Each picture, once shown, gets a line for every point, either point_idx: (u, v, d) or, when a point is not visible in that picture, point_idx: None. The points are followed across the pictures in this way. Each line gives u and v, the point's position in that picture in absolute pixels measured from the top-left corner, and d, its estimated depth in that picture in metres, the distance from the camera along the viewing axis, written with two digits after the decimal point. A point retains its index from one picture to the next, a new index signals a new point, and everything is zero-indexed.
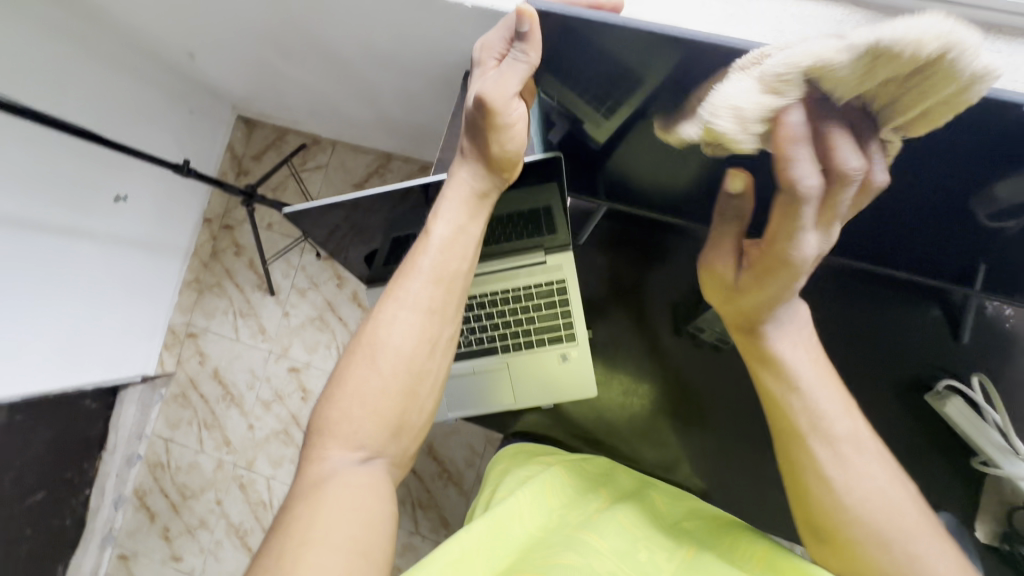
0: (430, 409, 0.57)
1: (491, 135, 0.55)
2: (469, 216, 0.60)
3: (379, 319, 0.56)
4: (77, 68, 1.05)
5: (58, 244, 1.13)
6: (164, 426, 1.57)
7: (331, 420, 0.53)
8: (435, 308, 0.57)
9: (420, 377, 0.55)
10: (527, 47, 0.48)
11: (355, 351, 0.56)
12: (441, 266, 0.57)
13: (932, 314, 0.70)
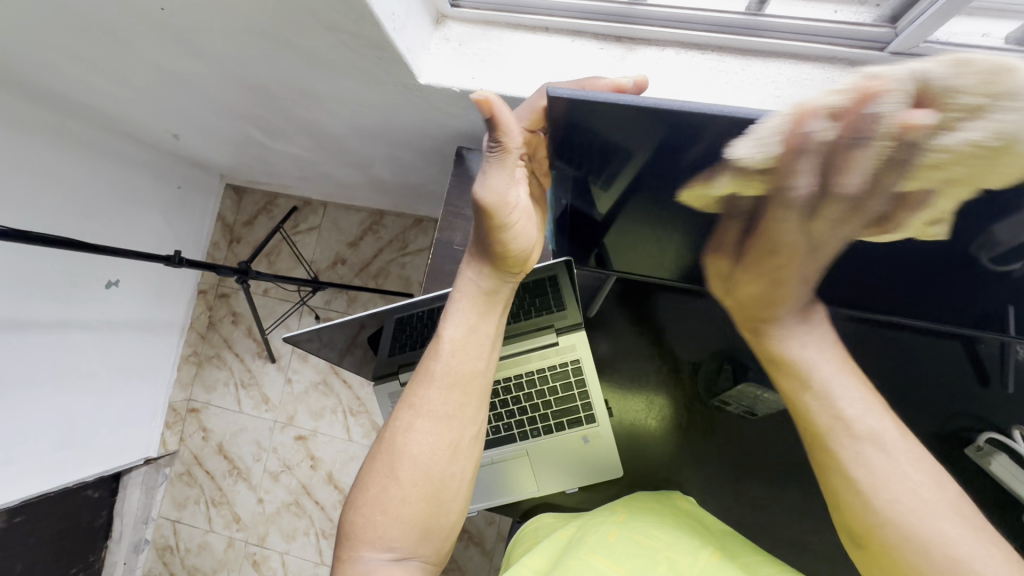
0: (459, 511, 0.53)
1: (493, 234, 0.52)
2: (482, 313, 0.56)
3: (396, 422, 0.52)
4: (62, 163, 1.03)
5: (51, 339, 1.10)
6: (171, 507, 1.53)
7: (355, 526, 0.50)
8: (453, 412, 0.53)
9: (442, 482, 0.51)
10: (500, 136, 0.46)
11: (375, 455, 0.52)
12: (456, 365, 0.54)
13: (956, 356, 0.67)
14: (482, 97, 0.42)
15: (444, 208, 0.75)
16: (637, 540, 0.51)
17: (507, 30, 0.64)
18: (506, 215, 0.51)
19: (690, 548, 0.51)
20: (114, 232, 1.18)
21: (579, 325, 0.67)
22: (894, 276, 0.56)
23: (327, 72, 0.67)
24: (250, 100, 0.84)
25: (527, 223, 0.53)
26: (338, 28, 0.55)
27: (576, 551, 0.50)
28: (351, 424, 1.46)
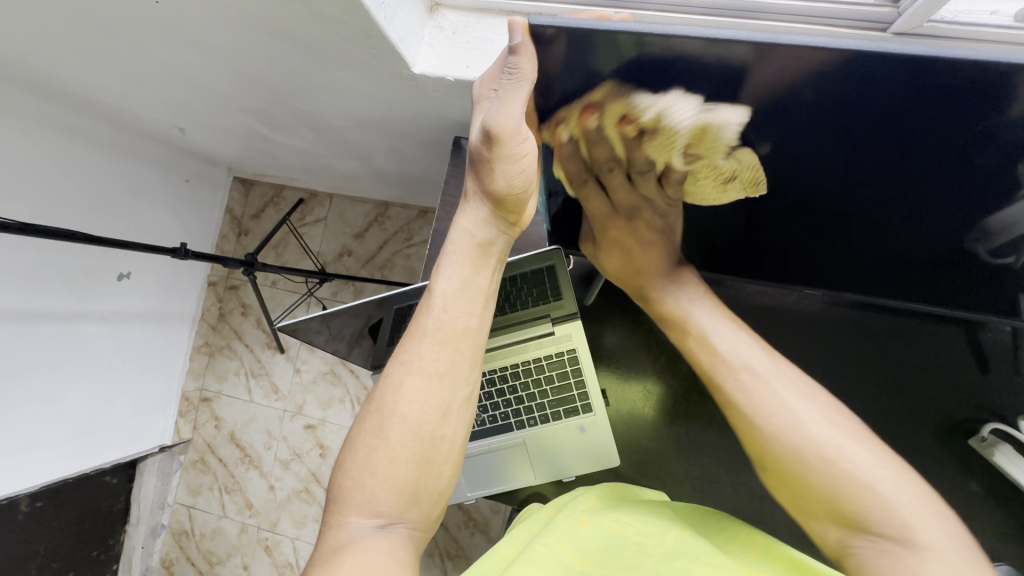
0: (452, 473, 0.50)
1: (493, 168, 0.51)
2: (476, 268, 0.53)
3: (386, 381, 0.50)
4: (71, 158, 1.04)
5: (65, 330, 1.13)
6: (186, 494, 1.57)
7: (344, 490, 0.47)
8: (445, 369, 0.49)
9: (433, 442, 0.48)
10: (519, 60, 0.42)
11: (365, 415, 0.49)
12: (448, 320, 0.51)
13: (958, 346, 0.65)
14: (525, 23, 0.39)
15: (441, 198, 0.75)
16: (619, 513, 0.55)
17: (501, 17, 0.63)
18: (511, 149, 0.49)
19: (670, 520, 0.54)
20: (124, 225, 1.20)
21: (575, 314, 0.67)
22: (890, 259, 0.56)
23: (322, 62, 0.67)
24: (250, 92, 0.84)
25: (533, 160, 0.51)
26: (329, 18, 0.55)
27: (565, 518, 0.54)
28: (358, 413, 1.49)
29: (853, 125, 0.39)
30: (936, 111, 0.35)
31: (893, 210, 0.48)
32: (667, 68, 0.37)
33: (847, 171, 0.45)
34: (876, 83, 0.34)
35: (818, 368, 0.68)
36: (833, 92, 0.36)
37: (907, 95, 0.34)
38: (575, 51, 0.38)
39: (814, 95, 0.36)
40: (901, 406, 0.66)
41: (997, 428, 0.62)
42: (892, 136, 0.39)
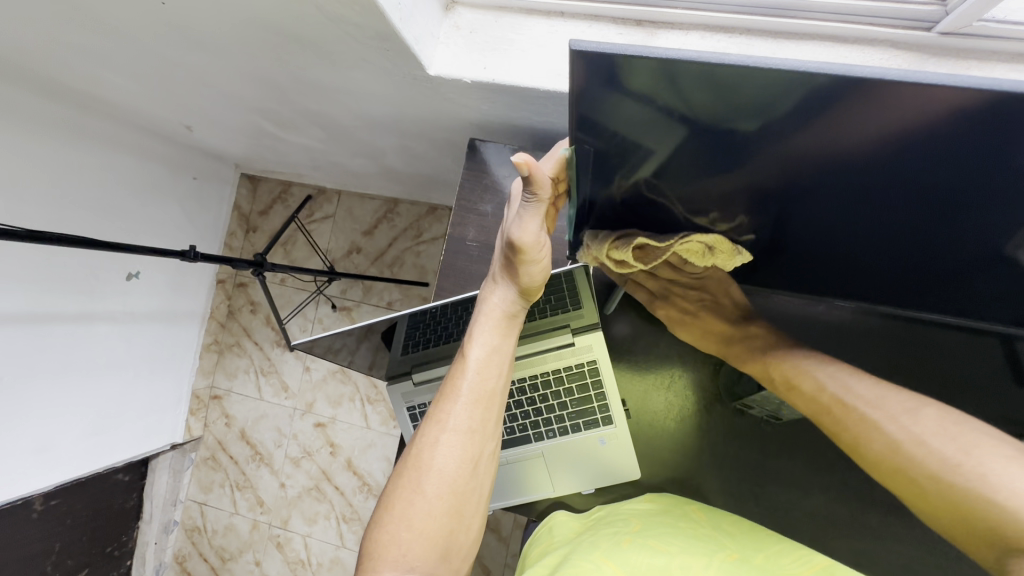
0: (478, 529, 0.51)
1: (515, 269, 0.56)
2: (503, 333, 0.57)
3: (422, 438, 0.52)
4: (79, 157, 1.03)
5: (77, 330, 1.12)
6: (197, 490, 1.58)
7: (380, 544, 0.47)
8: (476, 427, 0.52)
9: (465, 496, 0.50)
10: (533, 188, 0.51)
11: (401, 471, 0.51)
12: (481, 382, 0.54)
13: (993, 358, 0.63)
14: (523, 161, 0.46)
15: (456, 203, 0.73)
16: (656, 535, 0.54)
17: (520, 16, 0.61)
18: (534, 256, 0.55)
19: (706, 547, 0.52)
20: (132, 225, 1.19)
21: (596, 325, 0.66)
22: (931, 275, 0.53)
23: (334, 63, 0.64)
24: (259, 92, 0.82)
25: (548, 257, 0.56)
26: (342, 20, 0.53)
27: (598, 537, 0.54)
28: (368, 412, 1.48)
29: (912, 158, 0.35)
30: (983, 146, 0.32)
31: (933, 232, 0.45)
32: (722, 82, 0.32)
33: (893, 198, 0.41)
34: (952, 119, 0.30)
35: None
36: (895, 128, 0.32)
37: (982, 133, 0.31)
38: (611, 65, 0.33)
39: (880, 126, 0.33)
40: None
41: None
42: (952, 168, 0.36)
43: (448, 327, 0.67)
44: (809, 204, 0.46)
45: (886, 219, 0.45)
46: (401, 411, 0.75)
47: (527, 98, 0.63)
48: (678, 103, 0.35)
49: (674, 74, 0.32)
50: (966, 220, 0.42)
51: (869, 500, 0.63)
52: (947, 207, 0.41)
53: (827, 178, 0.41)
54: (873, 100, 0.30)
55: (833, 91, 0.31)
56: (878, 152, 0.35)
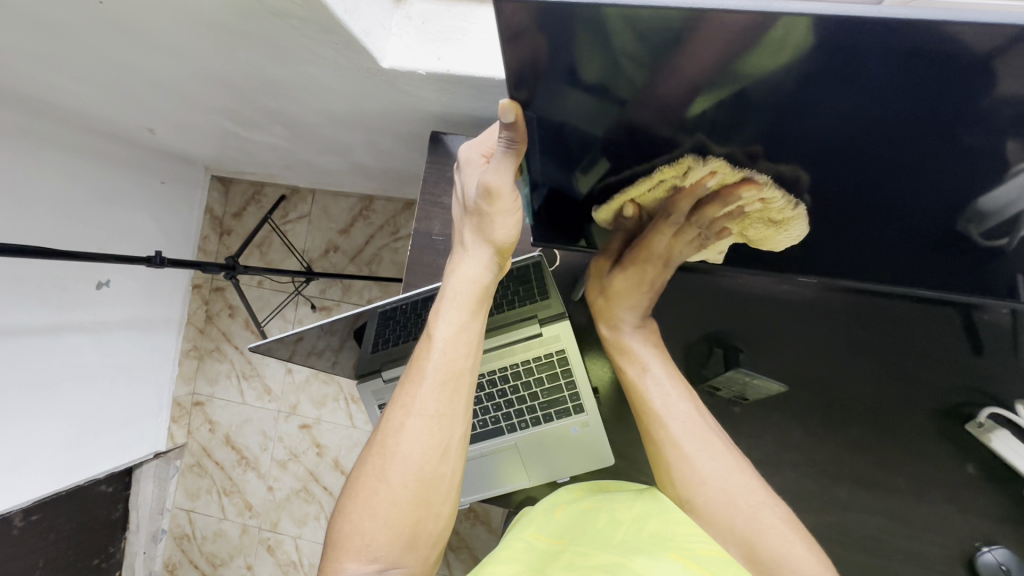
0: (448, 514, 0.51)
1: (490, 220, 0.56)
2: (473, 311, 0.56)
3: (387, 423, 0.51)
4: (39, 166, 1.00)
5: (47, 342, 1.10)
6: (184, 498, 1.56)
7: (343, 533, 0.48)
8: (443, 411, 0.51)
9: (432, 483, 0.49)
10: (513, 136, 0.45)
11: (367, 456, 0.51)
12: (447, 363, 0.53)
13: (953, 329, 0.64)
14: (514, 101, 0.39)
15: (421, 196, 0.72)
16: (584, 509, 0.54)
17: (472, 5, 0.60)
18: (507, 204, 0.54)
19: (631, 498, 0.54)
20: (99, 232, 1.16)
21: (563, 314, 0.66)
22: (908, 239, 0.51)
23: (287, 59, 0.63)
24: (216, 91, 0.80)
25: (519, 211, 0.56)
26: (287, 14, 0.52)
27: (521, 531, 0.54)
28: (353, 411, 1.48)
29: (854, 117, 0.35)
30: (924, 94, 0.32)
31: (915, 184, 0.42)
32: (648, 64, 0.33)
33: (836, 168, 0.42)
34: (849, 58, 0.30)
35: (814, 356, 0.66)
36: (807, 74, 0.32)
37: (886, 75, 0.31)
38: (541, 25, 0.31)
39: (779, 106, 0.35)
40: (898, 392, 0.64)
41: (994, 413, 0.61)
42: (887, 116, 0.34)
43: (416, 323, 0.67)
44: (782, 171, 0.44)
45: (858, 177, 0.43)
46: (373, 409, 0.75)
47: (484, 88, 0.62)
48: (614, 70, 0.34)
49: (606, 32, 0.31)
50: (915, 189, 0.43)
51: (837, 474, 0.64)
52: (910, 156, 0.38)
53: (783, 140, 0.39)
54: (767, 37, 0.29)
55: (732, 31, 0.29)
56: (824, 118, 0.36)
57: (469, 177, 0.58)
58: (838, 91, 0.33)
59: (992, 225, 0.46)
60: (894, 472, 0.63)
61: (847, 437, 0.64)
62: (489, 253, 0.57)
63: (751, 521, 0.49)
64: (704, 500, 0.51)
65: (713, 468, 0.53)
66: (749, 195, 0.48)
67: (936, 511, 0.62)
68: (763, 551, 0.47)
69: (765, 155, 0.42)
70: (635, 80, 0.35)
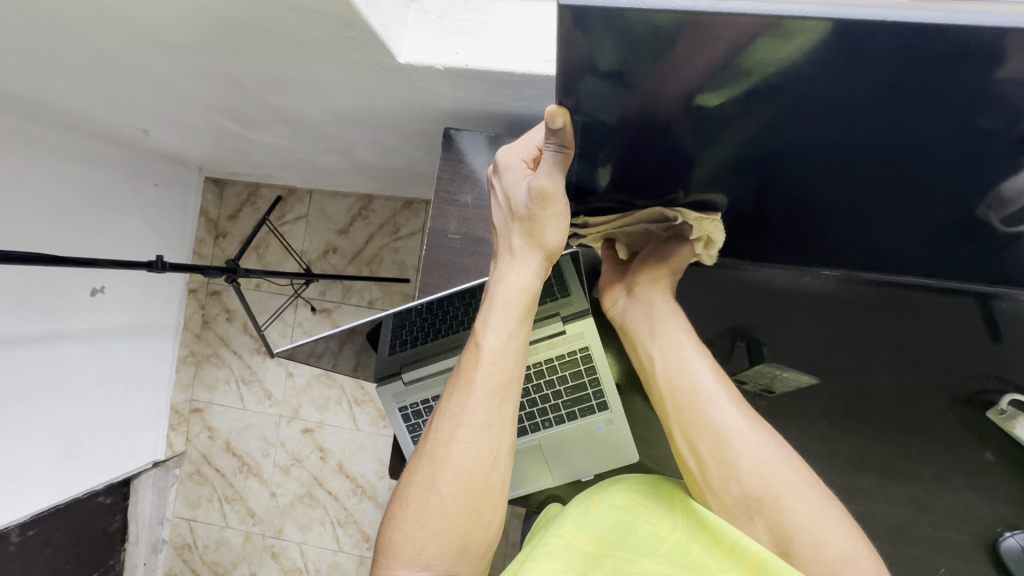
0: (498, 525, 0.50)
1: (540, 224, 0.54)
2: (521, 319, 0.54)
3: (437, 433, 0.50)
4: (31, 170, 0.97)
5: (42, 352, 1.07)
6: (184, 507, 1.53)
7: (394, 541, 0.47)
8: (493, 422, 0.50)
9: (483, 494, 0.48)
10: (563, 138, 0.44)
11: (416, 465, 0.50)
12: (497, 372, 0.51)
13: (972, 317, 0.64)
14: (564, 108, 0.39)
15: (435, 195, 0.71)
16: (619, 509, 0.54)
17: None
18: (559, 207, 0.53)
19: (668, 509, 0.54)
20: (92, 237, 1.13)
21: (586, 311, 0.65)
22: (931, 222, 0.50)
23: (298, 55, 0.61)
24: (219, 90, 0.78)
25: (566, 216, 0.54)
26: (303, 7, 0.50)
27: (558, 527, 0.52)
28: (356, 414, 1.46)
29: (868, 109, 0.35)
30: (934, 81, 0.31)
31: (936, 164, 0.41)
32: (660, 61, 0.33)
33: (855, 157, 0.41)
34: (852, 50, 0.29)
35: (835, 347, 0.66)
36: (824, 64, 0.31)
37: (901, 66, 0.30)
38: (574, 26, 0.30)
39: (793, 98, 0.35)
40: (918, 380, 0.65)
41: (1016, 399, 0.61)
42: (904, 104, 0.34)
43: (435, 324, 0.66)
44: (804, 159, 0.43)
45: (880, 162, 0.41)
46: (393, 412, 0.73)
47: (503, 83, 0.61)
48: (643, 69, 0.34)
49: (630, 37, 0.31)
50: (936, 173, 0.42)
51: (860, 464, 0.64)
52: (932, 141, 0.38)
53: (804, 128, 0.38)
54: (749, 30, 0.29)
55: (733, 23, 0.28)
56: (836, 110, 0.36)
57: (513, 182, 0.56)
58: (844, 83, 0.33)
59: (1013, 211, 0.46)
60: (916, 460, 0.64)
61: (869, 427, 0.65)
62: (537, 259, 0.55)
63: (761, 482, 0.51)
64: (720, 459, 0.53)
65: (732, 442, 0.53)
66: (772, 183, 0.48)
67: (958, 499, 0.63)
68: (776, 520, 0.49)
69: (782, 148, 0.42)
70: (663, 76, 0.34)
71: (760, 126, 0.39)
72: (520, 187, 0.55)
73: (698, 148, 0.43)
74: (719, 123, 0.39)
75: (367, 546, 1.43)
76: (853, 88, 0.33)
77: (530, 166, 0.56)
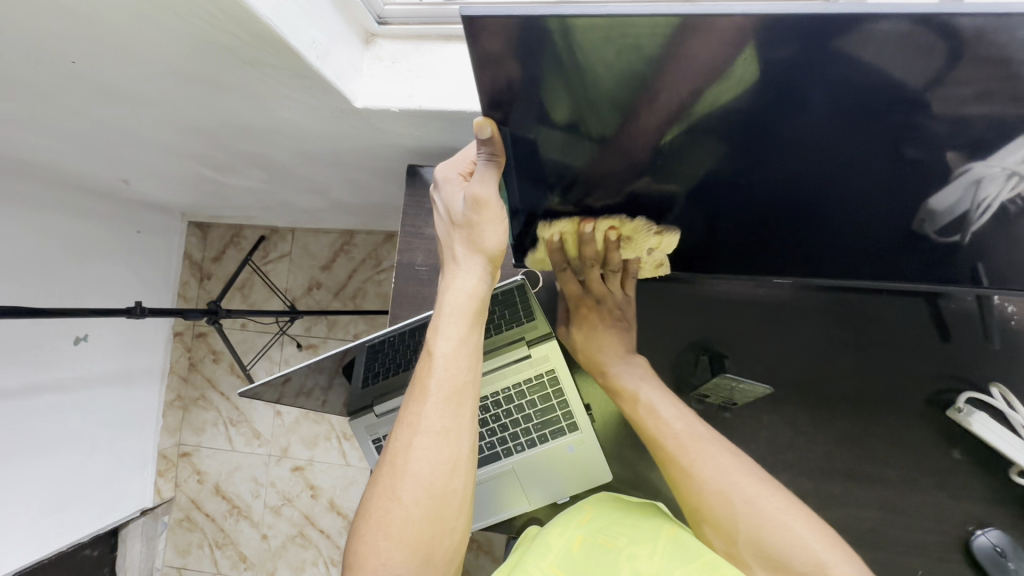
0: (463, 530, 0.50)
1: (478, 231, 0.54)
2: (472, 322, 0.54)
3: (395, 442, 0.50)
4: (12, 225, 0.99)
5: (25, 405, 1.07)
6: (174, 555, 1.50)
7: (359, 554, 0.47)
8: (449, 426, 0.50)
9: (445, 500, 0.48)
10: (493, 148, 0.44)
11: (377, 475, 0.50)
12: (450, 377, 0.51)
13: (920, 318, 0.67)
14: (490, 118, 0.40)
15: (401, 229, 0.73)
16: (599, 546, 0.53)
17: (439, 42, 0.63)
18: (496, 214, 0.53)
19: (649, 539, 0.54)
20: (75, 287, 1.15)
21: (550, 334, 0.67)
22: (876, 238, 0.52)
23: (263, 105, 0.64)
24: (193, 140, 0.82)
25: (502, 226, 0.55)
26: (261, 62, 0.53)
27: (537, 558, 0.52)
28: (346, 449, 1.45)
29: (809, 119, 0.36)
30: (871, 87, 0.33)
31: (872, 180, 0.43)
32: (607, 78, 0.34)
33: (805, 171, 0.43)
34: (805, 74, 0.32)
35: (796, 355, 0.68)
36: (767, 70, 0.32)
37: (839, 70, 0.32)
38: (504, 31, 0.31)
39: (742, 111, 0.36)
40: (878, 383, 0.66)
41: (972, 398, 0.63)
42: (846, 111, 0.35)
43: (406, 355, 0.67)
44: (755, 171, 0.44)
45: (826, 184, 0.44)
46: (367, 444, 0.74)
47: (456, 121, 0.64)
48: (581, 86, 0.35)
49: (569, 55, 0.32)
50: (879, 190, 0.44)
51: (830, 470, 0.65)
52: (867, 152, 0.40)
53: (751, 150, 0.41)
54: (706, 47, 0.31)
55: (679, 41, 0.31)
56: (788, 119, 0.37)
57: (450, 195, 0.56)
58: (791, 90, 0.34)
59: (944, 225, 0.49)
60: (884, 463, 0.65)
61: (835, 432, 0.66)
62: (479, 264, 0.55)
63: (751, 515, 0.51)
64: (708, 502, 0.53)
65: (714, 471, 0.54)
66: (725, 203, 0.50)
67: (928, 499, 0.64)
68: (771, 547, 0.49)
69: (734, 163, 0.43)
70: (604, 98, 0.36)
71: (710, 140, 0.40)
72: (456, 197, 0.55)
73: (653, 167, 0.45)
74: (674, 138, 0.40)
75: None
76: (799, 96, 0.34)
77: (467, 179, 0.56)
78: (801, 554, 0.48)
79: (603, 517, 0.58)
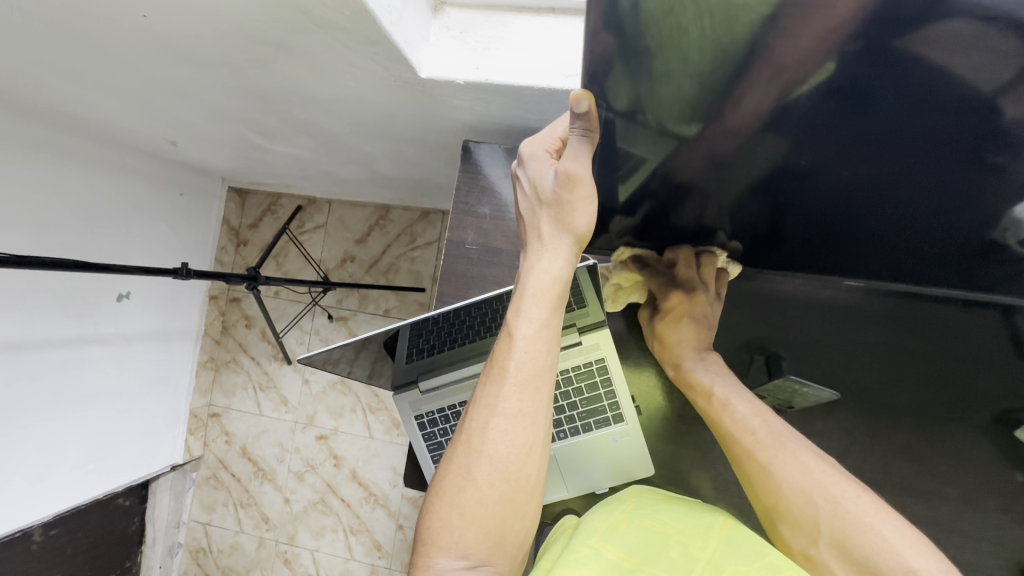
0: (533, 516, 0.49)
1: (569, 209, 0.52)
2: (554, 306, 0.52)
3: (472, 421, 0.49)
4: (64, 179, 1.01)
5: (66, 356, 1.09)
6: (200, 510, 1.55)
7: (432, 531, 0.47)
8: (528, 411, 0.48)
9: (519, 484, 0.47)
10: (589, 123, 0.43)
11: (452, 454, 0.49)
12: (529, 361, 0.49)
13: (996, 332, 0.62)
14: (588, 91, 0.39)
15: (453, 206, 0.72)
16: (646, 527, 0.51)
17: (510, 13, 0.61)
18: (588, 191, 0.50)
19: (700, 530, 0.50)
20: (120, 245, 1.17)
21: (602, 322, 0.66)
22: (949, 244, 0.50)
23: (324, 69, 0.63)
24: (246, 103, 0.81)
25: (592, 206, 0.52)
26: (330, 25, 0.52)
27: (585, 537, 0.49)
28: (370, 422, 1.47)
29: (888, 103, 0.34)
30: (957, 70, 0.30)
31: (957, 174, 0.40)
32: (683, 54, 0.32)
33: (885, 160, 0.40)
34: (874, 71, 0.31)
35: (859, 361, 0.65)
36: (856, 50, 0.30)
37: (926, 51, 0.29)
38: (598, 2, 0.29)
39: (820, 90, 0.34)
40: (944, 398, 0.63)
41: None
42: (934, 95, 0.32)
43: (450, 333, 0.65)
44: (823, 155, 0.42)
45: (909, 187, 0.43)
46: (408, 420, 0.75)
47: (520, 97, 0.62)
48: (657, 62, 0.33)
49: (649, 29, 0.31)
50: (966, 189, 0.41)
51: (883, 483, 0.63)
52: (948, 144, 0.37)
53: (826, 133, 0.39)
54: (790, 39, 0.30)
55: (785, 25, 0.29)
56: (878, 102, 0.34)
57: (537, 172, 0.53)
58: (876, 69, 0.31)
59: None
60: (942, 480, 0.62)
61: (894, 445, 0.63)
62: (568, 244, 0.53)
63: (836, 520, 0.48)
64: (786, 502, 0.51)
65: (793, 471, 0.52)
66: (804, 189, 0.47)
67: (987, 520, 0.61)
68: (858, 550, 0.46)
69: (810, 144, 0.41)
70: (678, 75, 0.35)
71: (784, 120, 0.38)
72: (545, 173, 0.53)
73: (731, 145, 0.43)
74: (742, 112, 0.38)
75: (379, 555, 1.43)
76: (881, 76, 0.32)
77: (555, 156, 0.53)
78: (891, 559, 0.44)
79: (654, 510, 0.55)
